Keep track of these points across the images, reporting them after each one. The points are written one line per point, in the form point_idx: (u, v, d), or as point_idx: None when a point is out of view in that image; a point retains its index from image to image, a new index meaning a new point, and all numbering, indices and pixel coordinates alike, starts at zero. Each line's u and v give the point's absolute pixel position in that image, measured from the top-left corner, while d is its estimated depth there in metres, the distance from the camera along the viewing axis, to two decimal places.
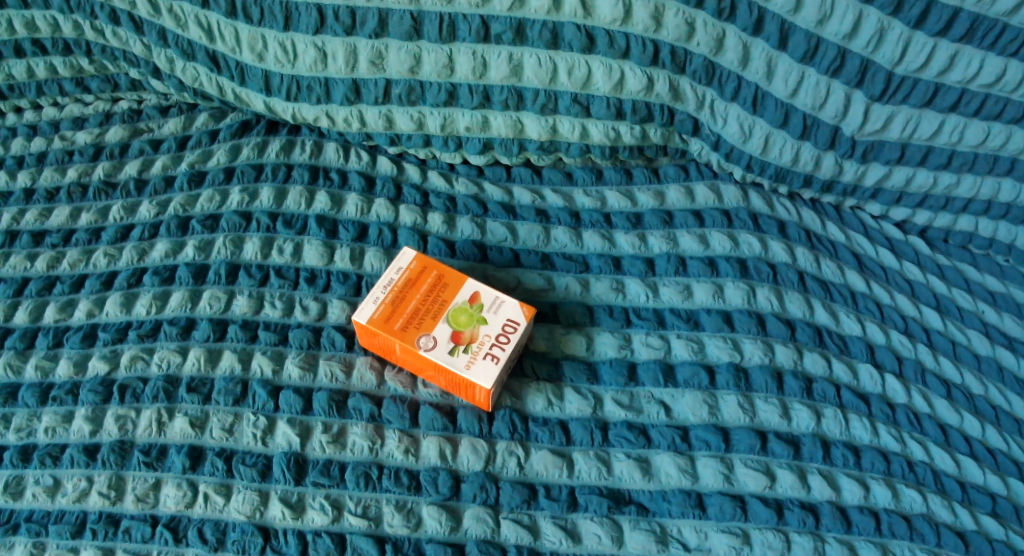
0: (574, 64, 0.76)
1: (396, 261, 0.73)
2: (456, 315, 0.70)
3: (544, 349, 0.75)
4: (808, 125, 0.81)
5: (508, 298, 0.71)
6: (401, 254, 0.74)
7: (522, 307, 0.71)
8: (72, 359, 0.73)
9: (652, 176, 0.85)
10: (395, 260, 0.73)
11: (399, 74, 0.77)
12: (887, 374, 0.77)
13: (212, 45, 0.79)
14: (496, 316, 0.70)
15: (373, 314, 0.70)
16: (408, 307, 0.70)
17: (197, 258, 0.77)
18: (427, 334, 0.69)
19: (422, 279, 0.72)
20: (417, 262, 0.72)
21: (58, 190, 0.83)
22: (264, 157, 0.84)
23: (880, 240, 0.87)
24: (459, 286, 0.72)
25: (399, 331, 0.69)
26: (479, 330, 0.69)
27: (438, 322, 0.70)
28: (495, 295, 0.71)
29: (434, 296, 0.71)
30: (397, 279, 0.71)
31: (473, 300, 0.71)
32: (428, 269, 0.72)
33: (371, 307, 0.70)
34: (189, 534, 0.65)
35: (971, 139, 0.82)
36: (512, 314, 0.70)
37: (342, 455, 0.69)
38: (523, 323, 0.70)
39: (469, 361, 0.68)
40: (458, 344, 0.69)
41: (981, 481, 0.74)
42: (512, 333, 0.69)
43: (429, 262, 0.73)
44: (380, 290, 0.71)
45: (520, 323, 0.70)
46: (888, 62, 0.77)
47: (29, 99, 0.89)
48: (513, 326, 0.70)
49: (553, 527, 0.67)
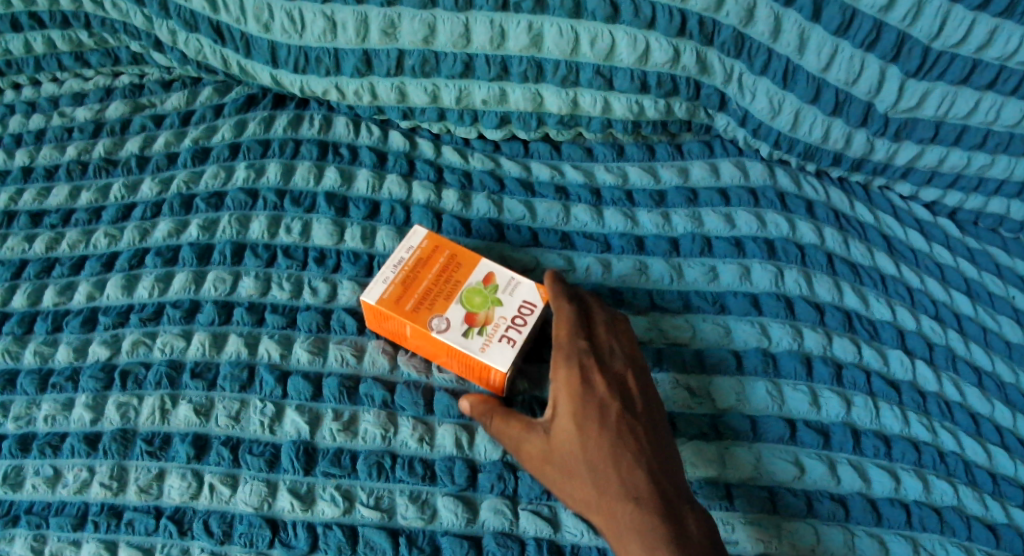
0: (597, 34, 0.72)
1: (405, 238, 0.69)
2: (470, 297, 0.67)
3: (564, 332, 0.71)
4: (840, 101, 0.76)
5: (524, 279, 0.68)
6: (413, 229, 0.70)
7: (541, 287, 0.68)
8: (71, 345, 0.70)
9: (675, 153, 0.81)
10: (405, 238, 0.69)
11: (412, 45, 0.74)
12: (919, 361, 0.74)
13: (216, 15, 0.76)
14: (513, 297, 0.67)
15: (383, 295, 0.66)
16: (418, 287, 0.67)
17: (201, 237, 0.74)
18: (440, 315, 0.66)
19: (434, 258, 0.68)
20: (429, 241, 0.69)
21: (57, 169, 0.80)
22: (271, 133, 0.80)
23: (909, 221, 0.83)
24: (475, 265, 0.68)
25: (409, 312, 0.66)
26: (495, 311, 0.66)
27: (450, 303, 0.66)
28: (512, 274, 0.68)
29: (448, 274, 0.68)
30: (408, 258, 0.68)
31: (488, 280, 0.67)
32: (440, 248, 0.69)
33: (380, 287, 0.67)
34: (194, 527, 0.63)
35: (1008, 119, 0.77)
36: (531, 295, 0.67)
37: (353, 444, 0.66)
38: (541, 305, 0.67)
39: (484, 343, 0.65)
40: (473, 326, 0.65)
41: (1013, 473, 0.72)
42: (529, 315, 0.66)
43: (441, 240, 0.69)
44: (390, 268, 0.67)
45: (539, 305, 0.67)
46: (924, 36, 0.73)
47: (28, 75, 0.85)
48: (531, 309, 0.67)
49: (574, 519, 0.64)
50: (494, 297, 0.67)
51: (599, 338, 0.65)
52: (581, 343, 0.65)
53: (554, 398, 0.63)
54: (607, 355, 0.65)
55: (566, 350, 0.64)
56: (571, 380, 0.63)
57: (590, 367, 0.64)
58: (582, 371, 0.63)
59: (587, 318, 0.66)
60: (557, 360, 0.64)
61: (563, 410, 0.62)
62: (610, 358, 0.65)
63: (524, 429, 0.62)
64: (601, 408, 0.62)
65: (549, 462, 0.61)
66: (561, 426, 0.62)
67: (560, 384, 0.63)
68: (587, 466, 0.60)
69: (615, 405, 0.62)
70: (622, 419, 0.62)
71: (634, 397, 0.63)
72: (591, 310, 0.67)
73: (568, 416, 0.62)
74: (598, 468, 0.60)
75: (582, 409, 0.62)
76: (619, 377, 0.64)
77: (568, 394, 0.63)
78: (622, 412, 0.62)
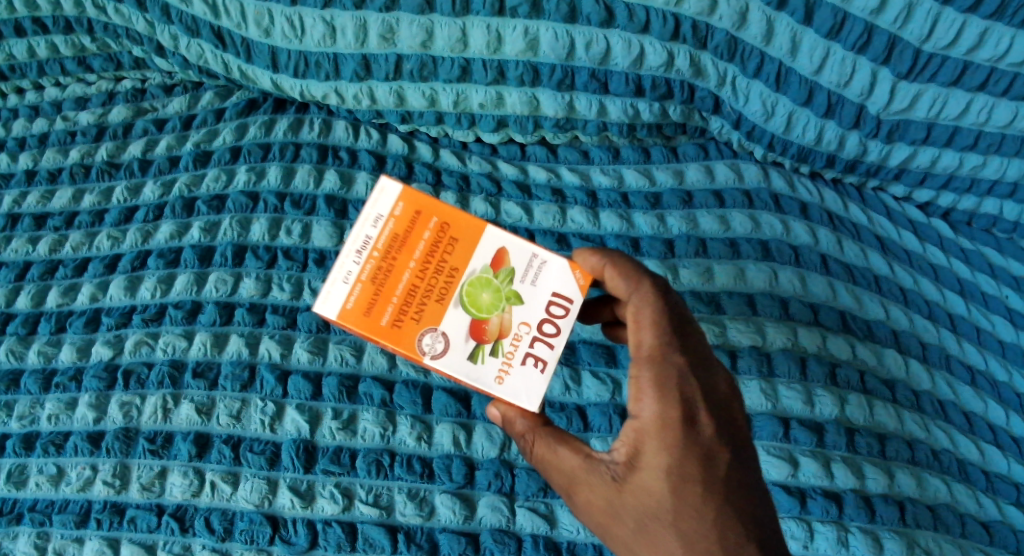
0: (592, 39, 0.74)
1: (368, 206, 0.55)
2: (476, 296, 0.55)
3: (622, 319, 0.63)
4: (833, 104, 0.77)
5: (547, 261, 0.57)
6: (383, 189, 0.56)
7: (575, 271, 0.57)
8: (75, 345, 0.71)
9: (671, 155, 0.82)
10: (372, 209, 0.55)
11: (411, 49, 0.75)
12: (912, 360, 0.75)
13: (218, 20, 0.77)
14: (536, 289, 0.56)
15: (354, 303, 0.54)
16: (397, 286, 0.54)
17: (203, 239, 0.75)
18: (432, 329, 0.54)
19: (415, 240, 0.55)
20: (407, 214, 0.55)
21: (60, 172, 0.81)
22: (271, 136, 0.80)
23: (902, 222, 0.84)
24: (471, 243, 0.56)
25: (387, 328, 0.54)
26: (512, 316, 0.55)
27: (445, 309, 0.55)
28: (527, 253, 0.56)
29: (434, 263, 0.55)
30: (377, 238, 0.55)
31: (498, 265, 0.56)
32: (423, 222, 0.55)
33: (344, 291, 0.54)
34: (196, 524, 0.65)
35: (1000, 119, 0.77)
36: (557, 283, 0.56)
37: (353, 442, 0.67)
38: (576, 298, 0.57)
39: (500, 374, 0.55)
40: (484, 339, 0.55)
41: (1006, 470, 0.74)
42: (558, 316, 0.56)
43: (421, 210, 0.56)
44: (354, 258, 0.54)
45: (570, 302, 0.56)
46: (916, 38, 0.73)
47: (31, 80, 0.86)
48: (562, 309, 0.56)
49: (570, 516, 0.66)
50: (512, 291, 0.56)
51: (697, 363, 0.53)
52: (679, 373, 0.52)
53: (639, 439, 0.52)
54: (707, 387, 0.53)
55: (662, 379, 0.52)
56: (664, 421, 0.52)
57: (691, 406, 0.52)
58: (685, 409, 0.52)
59: (682, 332, 0.54)
60: (645, 389, 0.52)
61: (653, 460, 0.51)
62: (716, 391, 0.53)
63: (597, 473, 0.53)
64: (706, 459, 0.51)
65: (624, 514, 0.52)
66: (648, 479, 0.51)
67: (648, 422, 0.52)
68: (677, 527, 0.51)
69: (720, 455, 0.52)
70: (728, 473, 0.51)
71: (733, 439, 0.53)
72: (687, 322, 0.54)
73: (660, 468, 0.51)
74: (691, 532, 0.50)
75: (680, 461, 0.51)
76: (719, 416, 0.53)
77: (660, 437, 0.51)
78: (727, 463, 0.52)
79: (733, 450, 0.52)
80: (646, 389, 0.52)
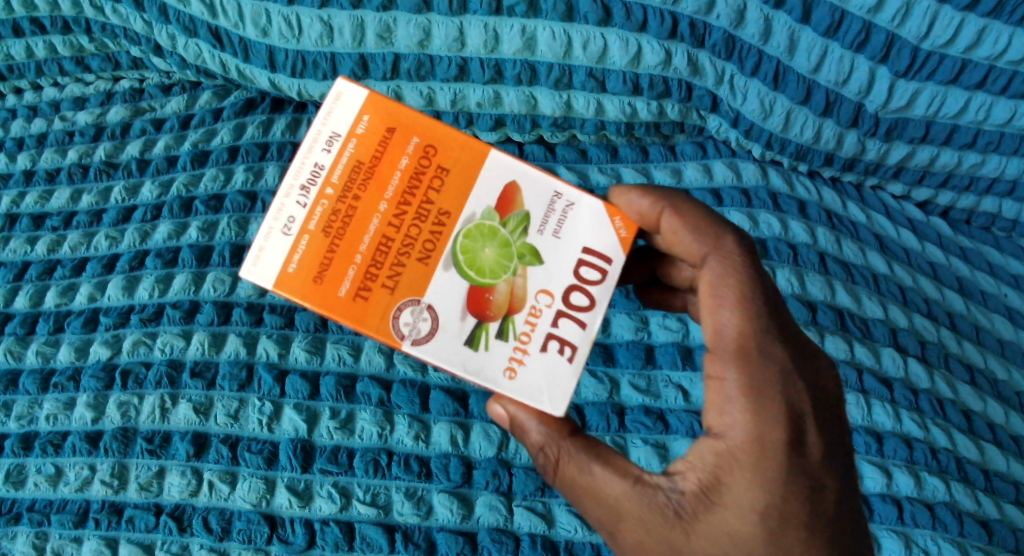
0: (589, 38, 0.74)
1: (315, 129, 0.51)
2: (474, 256, 0.51)
3: (655, 279, 0.67)
4: (831, 102, 0.77)
5: (577, 205, 0.54)
6: (336, 102, 0.51)
7: (616, 217, 0.54)
8: (73, 345, 0.71)
9: (669, 154, 0.82)
10: (332, 131, 0.51)
11: (408, 48, 0.75)
12: (911, 358, 0.75)
13: (215, 20, 0.77)
14: (561, 241, 0.53)
15: (308, 255, 0.50)
16: (362, 239, 0.50)
17: (201, 239, 0.75)
18: (412, 304, 0.50)
19: (380, 174, 0.51)
20: (373, 141, 0.51)
21: (58, 172, 0.81)
22: (269, 136, 0.80)
23: (901, 221, 0.83)
24: (456, 185, 0.52)
25: (347, 299, 0.50)
26: (526, 283, 0.52)
27: (431, 274, 0.51)
28: (549, 196, 0.53)
29: (411, 209, 0.51)
30: (333, 170, 0.50)
31: (505, 213, 0.52)
32: (389, 152, 0.51)
33: (286, 244, 0.50)
34: (194, 523, 0.65)
35: (999, 117, 0.77)
36: (588, 241, 0.53)
37: (350, 441, 0.67)
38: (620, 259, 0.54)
39: (512, 369, 0.51)
40: (488, 316, 0.51)
41: (1005, 468, 0.74)
42: (587, 276, 0.53)
43: (388, 132, 0.51)
44: (298, 199, 0.50)
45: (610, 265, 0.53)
46: (914, 36, 0.73)
47: (29, 80, 0.86)
48: (597, 276, 0.53)
49: (568, 515, 0.66)
50: (520, 246, 0.52)
51: (795, 370, 0.52)
52: (776, 385, 0.51)
53: (720, 467, 0.51)
54: (802, 400, 0.52)
55: (762, 398, 0.51)
56: (755, 444, 0.51)
57: (787, 425, 0.51)
58: (793, 433, 0.51)
59: (796, 345, 0.53)
60: (737, 403, 0.51)
61: (742, 495, 0.50)
62: (824, 414, 0.53)
63: (651, 506, 0.51)
64: (812, 488, 0.51)
65: None
66: (730, 515, 0.50)
67: (737, 445, 0.51)
68: None
69: (824, 485, 0.51)
70: (831, 502, 0.51)
71: (830, 457, 0.52)
72: (795, 336, 0.53)
73: (747, 505, 0.50)
74: None
75: (782, 492, 0.50)
76: (817, 433, 0.52)
77: (748, 465, 0.50)
78: (834, 492, 0.52)
79: (835, 480, 0.52)
80: (735, 401, 0.51)
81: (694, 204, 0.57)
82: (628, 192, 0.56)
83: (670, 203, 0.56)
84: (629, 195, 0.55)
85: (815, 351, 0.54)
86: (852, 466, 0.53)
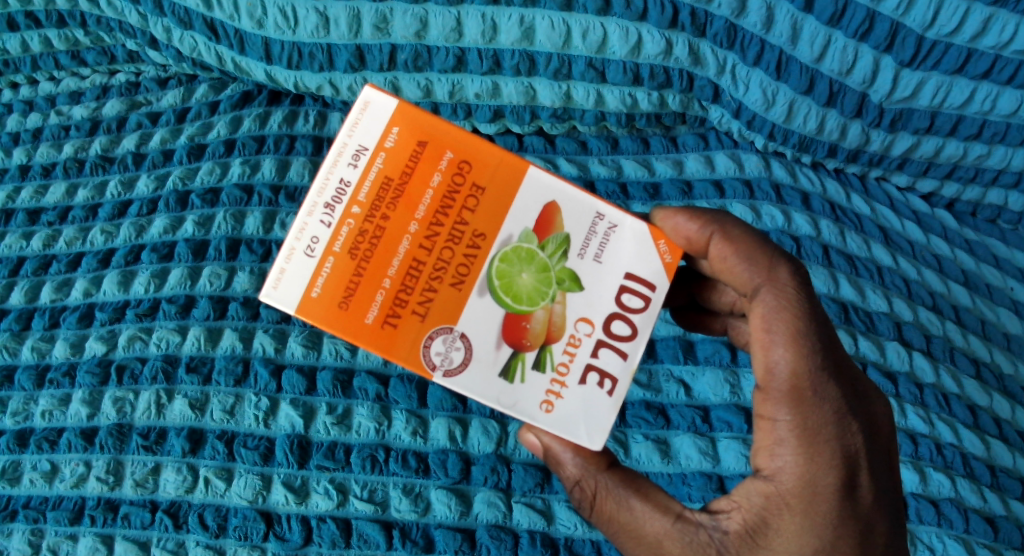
0: (588, 27, 0.73)
1: (340, 144, 0.49)
2: (509, 279, 0.50)
3: (695, 303, 0.65)
4: (835, 92, 0.75)
5: (620, 228, 0.52)
6: (364, 113, 0.50)
7: (660, 242, 0.52)
8: (68, 341, 0.71)
9: (670, 146, 0.81)
10: (361, 144, 0.49)
11: (404, 39, 0.74)
12: (915, 352, 0.74)
13: (210, 12, 0.76)
14: (603, 266, 0.52)
15: (332, 278, 0.49)
16: (391, 262, 0.49)
17: (196, 233, 0.74)
18: (444, 332, 0.49)
19: (409, 192, 0.49)
20: (404, 156, 0.50)
21: (54, 166, 0.80)
22: (266, 129, 0.79)
23: (906, 213, 0.82)
24: (492, 206, 0.50)
25: (374, 326, 0.49)
26: (565, 311, 0.51)
27: (465, 301, 0.50)
28: (590, 219, 0.52)
29: (443, 231, 0.49)
30: (361, 188, 0.49)
31: (543, 236, 0.51)
32: (421, 168, 0.50)
33: (309, 266, 0.49)
34: (189, 520, 0.64)
35: (1005, 108, 0.76)
36: (631, 266, 0.52)
37: (347, 437, 0.66)
38: (663, 286, 0.52)
39: (548, 403, 0.50)
40: (524, 346, 0.50)
41: (1011, 464, 0.73)
42: (630, 302, 0.52)
43: (421, 146, 0.50)
44: (322, 218, 0.49)
45: (650, 292, 0.52)
46: (919, 25, 0.72)
47: (25, 75, 0.85)
48: (640, 304, 0.52)
49: (567, 511, 0.65)
50: (558, 272, 0.51)
51: (848, 412, 0.51)
52: (830, 428, 0.50)
53: (767, 510, 0.50)
54: (854, 443, 0.51)
55: (814, 441, 0.50)
56: (805, 489, 0.50)
57: (838, 471, 0.50)
58: (846, 477, 0.50)
59: (849, 386, 0.52)
60: (788, 444, 0.50)
61: (792, 540, 0.50)
62: (877, 452, 0.52)
63: (692, 544, 0.51)
64: (863, 530, 0.51)
65: None
66: None
67: (788, 489, 0.50)
68: None
69: (876, 526, 0.51)
70: (880, 542, 0.51)
71: (879, 499, 0.52)
72: (850, 375, 0.52)
73: (795, 551, 0.50)
74: None
75: (833, 537, 0.50)
76: (867, 475, 0.51)
77: (798, 510, 0.50)
78: (883, 532, 0.52)
79: (885, 521, 0.52)
80: (787, 444, 0.50)
81: (743, 228, 0.55)
82: (674, 216, 0.54)
83: (718, 227, 0.54)
84: (675, 219, 0.53)
85: (864, 386, 0.53)
86: (900, 506, 0.53)
